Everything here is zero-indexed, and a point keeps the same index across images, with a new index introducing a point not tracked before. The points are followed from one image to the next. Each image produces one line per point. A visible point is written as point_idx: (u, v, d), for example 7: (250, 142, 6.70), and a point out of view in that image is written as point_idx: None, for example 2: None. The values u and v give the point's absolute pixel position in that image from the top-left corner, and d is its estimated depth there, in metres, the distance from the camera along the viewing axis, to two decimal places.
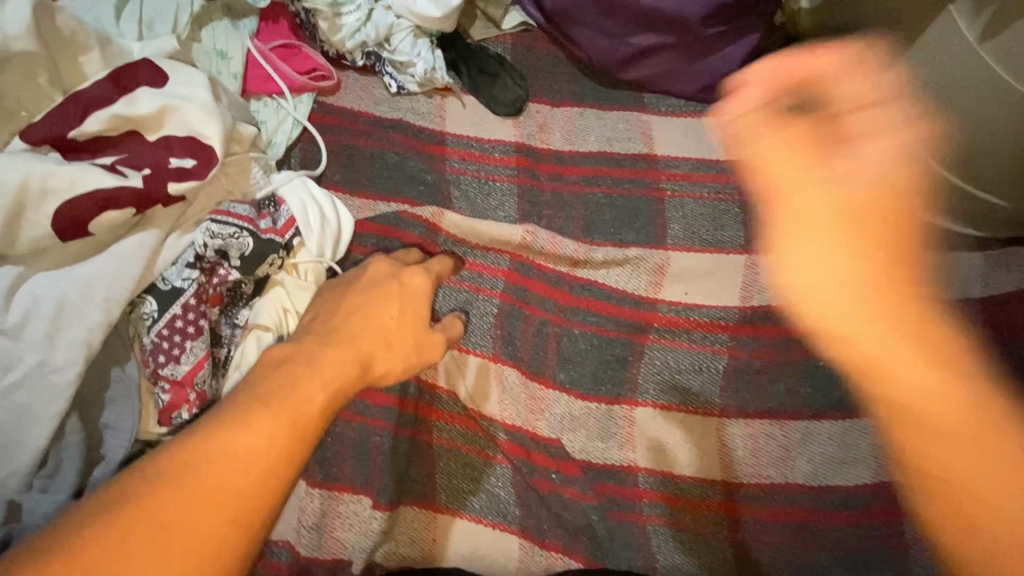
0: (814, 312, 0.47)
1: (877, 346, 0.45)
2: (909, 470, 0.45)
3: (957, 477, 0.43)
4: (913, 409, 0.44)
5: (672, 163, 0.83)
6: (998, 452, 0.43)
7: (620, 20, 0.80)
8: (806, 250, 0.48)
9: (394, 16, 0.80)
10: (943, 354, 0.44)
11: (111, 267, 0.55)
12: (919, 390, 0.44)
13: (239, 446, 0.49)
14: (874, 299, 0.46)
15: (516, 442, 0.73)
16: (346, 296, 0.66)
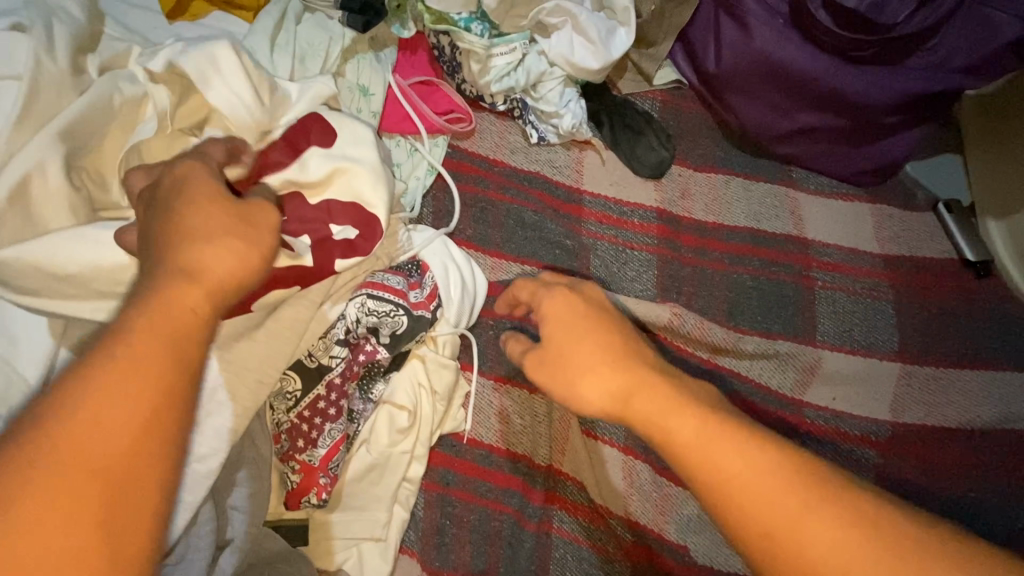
0: (653, 416, 0.39)
1: (686, 431, 0.37)
2: (750, 540, 0.33)
3: (789, 537, 0.32)
4: (746, 504, 0.33)
5: (822, 251, 0.78)
6: (868, 540, 0.31)
7: (792, 95, 0.74)
8: (592, 367, 0.44)
9: (547, 63, 0.74)
10: (692, 420, 0.38)
11: (264, 347, 0.51)
12: (735, 460, 0.35)
13: (94, 448, 0.28)
14: (663, 397, 0.40)
15: (639, 542, 0.67)
16: (199, 249, 0.36)
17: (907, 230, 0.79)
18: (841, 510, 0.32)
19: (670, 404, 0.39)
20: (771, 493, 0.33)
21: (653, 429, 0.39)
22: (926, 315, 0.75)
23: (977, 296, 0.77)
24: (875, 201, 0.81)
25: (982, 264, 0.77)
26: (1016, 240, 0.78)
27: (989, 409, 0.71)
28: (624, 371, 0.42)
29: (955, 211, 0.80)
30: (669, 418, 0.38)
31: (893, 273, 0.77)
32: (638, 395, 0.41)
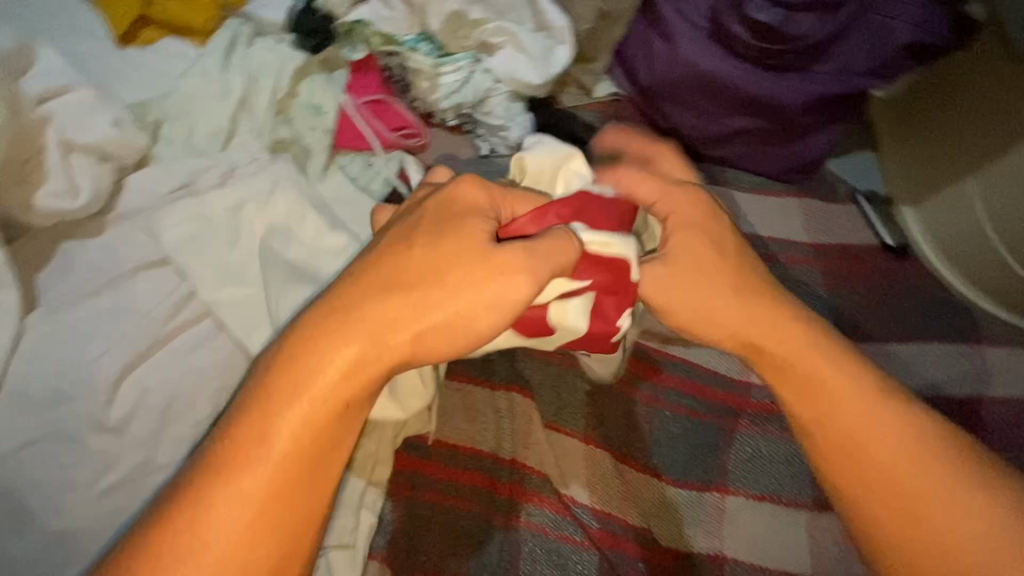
0: (787, 349, 0.56)
1: (842, 400, 0.54)
2: (848, 466, 0.53)
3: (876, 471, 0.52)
4: (880, 458, 0.52)
5: (759, 244, 0.84)
6: (936, 479, 0.50)
7: (717, 102, 0.81)
8: (731, 310, 0.56)
9: (493, 80, 0.78)
10: (840, 401, 0.54)
11: (223, 357, 0.51)
12: (868, 428, 0.53)
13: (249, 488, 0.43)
14: (805, 350, 0.55)
15: (605, 528, 0.69)
16: (462, 282, 0.47)
17: (831, 221, 0.87)
18: (967, 485, 0.49)
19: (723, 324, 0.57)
20: (935, 489, 0.50)
21: (789, 367, 0.56)
22: (857, 296, 0.81)
23: (897, 278, 0.83)
24: (801, 195, 0.89)
25: (898, 248, 0.85)
26: (928, 224, 0.86)
27: (914, 379, 0.77)
28: (749, 318, 0.56)
29: (873, 203, 0.89)
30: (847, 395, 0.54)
31: (823, 261, 0.83)
32: (685, 313, 0.57)
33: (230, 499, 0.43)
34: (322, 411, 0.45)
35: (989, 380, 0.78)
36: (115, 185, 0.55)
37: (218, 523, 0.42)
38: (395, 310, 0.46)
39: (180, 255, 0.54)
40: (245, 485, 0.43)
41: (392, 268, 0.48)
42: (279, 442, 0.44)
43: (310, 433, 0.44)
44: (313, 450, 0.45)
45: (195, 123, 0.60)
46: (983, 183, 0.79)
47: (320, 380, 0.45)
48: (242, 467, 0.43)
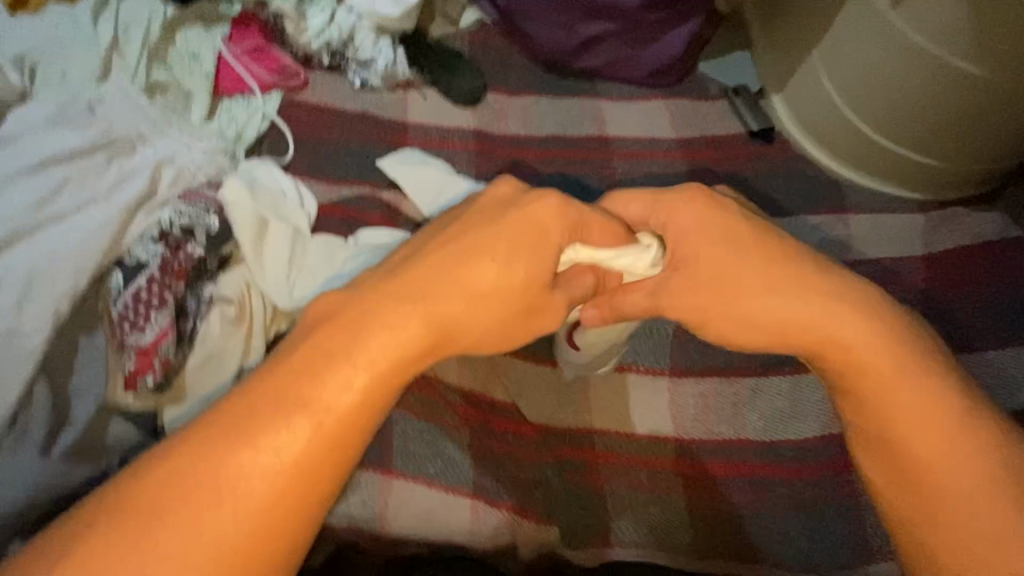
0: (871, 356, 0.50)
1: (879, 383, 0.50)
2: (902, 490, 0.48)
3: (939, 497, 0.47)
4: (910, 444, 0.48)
5: (621, 145, 0.88)
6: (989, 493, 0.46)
7: (568, 11, 0.88)
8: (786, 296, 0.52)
9: (355, 17, 0.87)
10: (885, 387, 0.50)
11: (78, 243, 0.60)
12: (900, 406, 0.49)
13: (284, 450, 0.40)
14: (900, 382, 0.50)
15: (472, 405, 0.75)
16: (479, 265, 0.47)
17: (698, 116, 0.90)
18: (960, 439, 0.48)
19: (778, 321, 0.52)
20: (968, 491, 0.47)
21: (836, 344, 0.51)
22: (717, 182, 0.85)
23: (764, 159, 0.87)
24: (671, 98, 0.92)
25: (763, 131, 0.88)
26: (792, 107, 0.88)
27: None
28: (796, 297, 0.52)
29: (743, 95, 0.91)
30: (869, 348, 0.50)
31: (687, 153, 0.87)
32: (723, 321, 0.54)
33: (291, 435, 0.40)
34: (372, 379, 0.42)
35: (851, 245, 0.80)
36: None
37: (213, 498, 0.38)
38: (512, 293, 0.48)
39: (49, 166, 0.63)
40: (288, 428, 0.40)
41: (413, 279, 0.46)
42: (268, 462, 0.39)
43: (363, 391, 0.42)
44: (326, 428, 0.41)
45: (68, 67, 0.70)
46: (825, 55, 0.81)
47: (397, 334, 0.44)
48: (229, 461, 0.39)
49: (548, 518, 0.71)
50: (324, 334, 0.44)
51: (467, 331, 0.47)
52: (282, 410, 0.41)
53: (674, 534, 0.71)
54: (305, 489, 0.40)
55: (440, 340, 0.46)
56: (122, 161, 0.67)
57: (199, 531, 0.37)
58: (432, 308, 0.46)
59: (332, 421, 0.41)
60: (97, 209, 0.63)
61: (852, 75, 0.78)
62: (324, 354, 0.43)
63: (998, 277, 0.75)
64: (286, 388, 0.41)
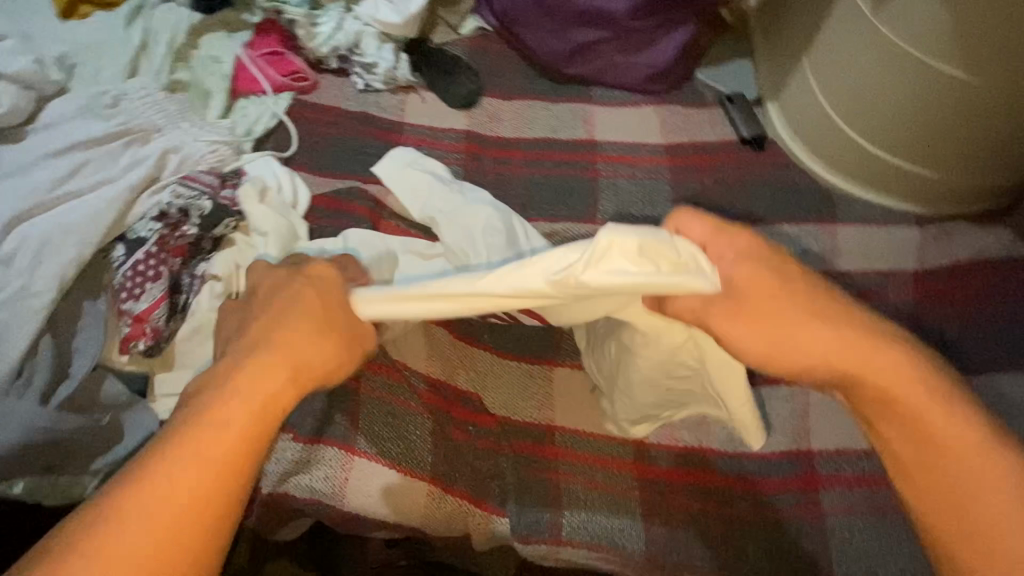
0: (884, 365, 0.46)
1: (903, 421, 0.45)
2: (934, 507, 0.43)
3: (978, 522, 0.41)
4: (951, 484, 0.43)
5: (609, 148, 0.89)
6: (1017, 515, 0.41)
7: (559, 19, 0.89)
8: (817, 333, 0.47)
9: (362, 25, 0.94)
10: (924, 433, 0.44)
11: (87, 216, 0.68)
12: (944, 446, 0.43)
13: (211, 441, 0.41)
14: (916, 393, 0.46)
15: (437, 392, 0.77)
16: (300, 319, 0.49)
17: (689, 123, 0.90)
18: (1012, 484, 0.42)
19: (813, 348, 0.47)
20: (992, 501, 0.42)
21: (874, 381, 0.46)
22: (703, 187, 0.84)
23: (753, 166, 0.85)
24: (663, 103, 0.93)
25: (755, 139, 0.86)
26: (786, 113, 0.86)
27: None
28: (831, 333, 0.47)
29: (737, 103, 0.90)
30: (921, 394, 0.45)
31: (673, 158, 0.87)
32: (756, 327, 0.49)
33: (156, 496, 0.38)
34: (241, 414, 0.42)
35: (836, 256, 0.77)
36: (35, 107, 0.74)
37: (117, 553, 0.36)
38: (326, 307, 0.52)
39: (72, 149, 0.72)
40: (163, 481, 0.38)
41: (270, 325, 0.48)
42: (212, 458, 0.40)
43: (240, 429, 0.42)
44: (206, 460, 0.40)
45: (101, 66, 0.79)
46: (816, 60, 0.79)
47: (301, 348, 0.48)
48: (174, 468, 0.39)
49: (501, 509, 0.73)
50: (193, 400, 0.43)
51: (311, 370, 0.47)
52: (153, 463, 0.39)
53: (628, 538, 0.70)
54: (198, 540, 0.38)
55: (291, 373, 0.46)
56: (137, 147, 0.75)
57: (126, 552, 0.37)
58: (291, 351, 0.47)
59: (226, 460, 0.41)
60: (108, 188, 0.70)
61: (841, 81, 0.76)
62: (176, 426, 0.42)
63: (995, 298, 0.71)
64: (160, 455, 0.40)
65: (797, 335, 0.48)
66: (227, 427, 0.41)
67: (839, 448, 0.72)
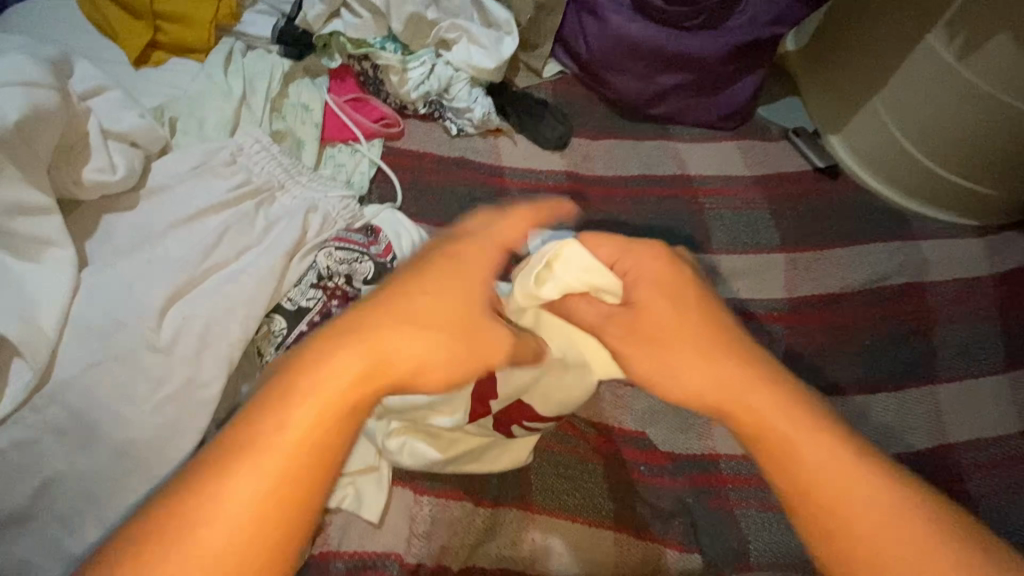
0: (762, 411, 0.44)
1: (814, 450, 0.43)
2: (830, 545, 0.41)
3: (846, 526, 0.41)
4: (854, 528, 0.41)
5: (703, 182, 0.95)
6: (881, 518, 0.41)
7: (650, 62, 0.95)
8: (694, 366, 0.47)
9: (453, 70, 0.92)
10: (826, 461, 0.42)
11: (249, 290, 0.60)
12: (858, 505, 0.41)
13: (265, 450, 0.36)
14: (786, 418, 0.44)
15: (604, 436, 0.77)
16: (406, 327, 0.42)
17: (768, 155, 0.98)
18: (959, 551, 0.39)
19: (705, 356, 0.47)
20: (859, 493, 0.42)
21: (749, 416, 0.45)
22: (798, 214, 0.92)
23: (834, 192, 0.95)
24: (741, 138, 1.00)
25: (829, 168, 0.96)
26: (852, 144, 0.97)
27: (865, 272, 0.87)
28: (704, 356, 0.47)
29: (803, 135, 0.99)
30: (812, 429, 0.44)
31: (765, 188, 0.94)
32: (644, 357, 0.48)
33: (235, 507, 0.35)
34: (292, 432, 0.37)
35: (926, 268, 0.87)
36: (143, 167, 0.64)
37: (187, 542, 0.34)
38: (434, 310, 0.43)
39: (204, 215, 0.63)
40: (230, 480, 0.36)
41: (374, 309, 0.42)
42: (246, 489, 0.35)
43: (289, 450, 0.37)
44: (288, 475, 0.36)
45: (204, 118, 0.72)
46: (888, 99, 0.91)
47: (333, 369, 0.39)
48: (232, 464, 0.36)
49: (691, 544, 0.71)
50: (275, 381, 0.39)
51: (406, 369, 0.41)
52: (231, 456, 0.36)
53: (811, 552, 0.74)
54: (253, 544, 0.35)
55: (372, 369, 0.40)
56: (268, 208, 0.68)
57: (180, 552, 0.34)
58: (367, 340, 0.40)
59: (284, 474, 0.36)
60: (260, 252, 0.63)
61: (918, 116, 0.88)
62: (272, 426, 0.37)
63: None
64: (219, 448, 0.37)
65: (680, 364, 0.47)
66: (296, 424, 0.37)
67: (976, 438, 0.77)
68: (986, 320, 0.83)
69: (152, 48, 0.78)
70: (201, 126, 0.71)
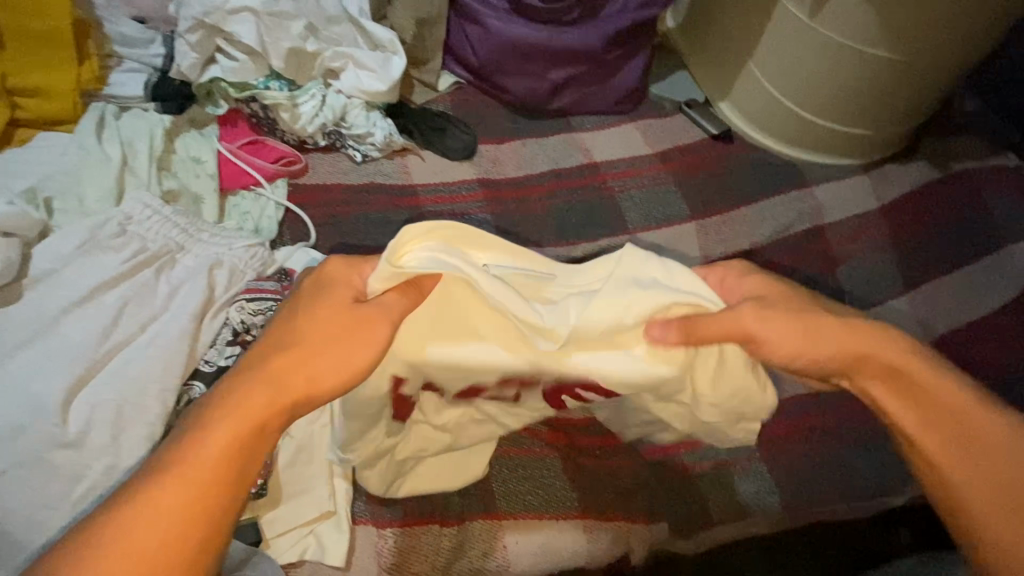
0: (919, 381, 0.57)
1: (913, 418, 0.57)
2: (964, 493, 0.54)
3: (952, 479, 0.55)
4: (952, 475, 0.55)
5: (611, 167, 0.98)
6: (970, 470, 0.54)
7: (537, 61, 0.97)
8: (802, 340, 0.58)
9: (346, 97, 0.91)
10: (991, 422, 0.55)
11: (159, 362, 0.58)
12: (965, 462, 0.55)
13: (205, 458, 0.47)
14: (947, 389, 0.57)
15: (557, 431, 0.78)
16: (308, 318, 0.53)
17: (665, 132, 1.02)
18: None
19: (809, 335, 0.58)
20: (969, 446, 0.55)
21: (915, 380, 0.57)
22: (701, 181, 0.96)
23: (731, 156, 1.00)
24: (637, 119, 1.04)
25: (722, 133, 1.01)
26: (738, 108, 1.03)
27: (770, 226, 0.92)
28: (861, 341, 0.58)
29: (695, 107, 1.04)
30: (924, 371, 0.57)
31: (668, 163, 0.98)
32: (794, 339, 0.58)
33: (174, 503, 0.46)
34: (229, 433, 0.48)
35: (822, 210, 0.94)
36: (22, 256, 0.61)
37: (135, 536, 0.44)
38: (344, 307, 0.53)
39: (99, 292, 0.60)
40: (159, 489, 0.46)
41: (290, 327, 0.53)
42: (179, 490, 0.46)
43: (228, 446, 0.48)
44: (216, 478, 0.47)
45: (84, 193, 0.69)
46: (761, 62, 0.97)
47: (251, 394, 0.50)
48: (173, 475, 0.47)
49: (654, 515, 0.75)
50: (199, 405, 0.51)
51: (323, 369, 0.52)
52: (166, 473, 0.47)
53: (769, 497, 0.77)
54: (173, 554, 0.45)
55: (277, 390, 0.50)
56: (170, 272, 0.65)
57: (143, 540, 0.44)
58: (263, 370, 0.51)
59: (199, 495, 0.46)
60: (169, 319, 0.61)
61: (790, 74, 0.94)
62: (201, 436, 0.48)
63: (926, 215, 0.93)
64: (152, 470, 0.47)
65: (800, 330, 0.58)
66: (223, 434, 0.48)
67: None
68: (881, 251, 0.90)
69: (14, 126, 0.74)
70: (84, 201, 0.69)
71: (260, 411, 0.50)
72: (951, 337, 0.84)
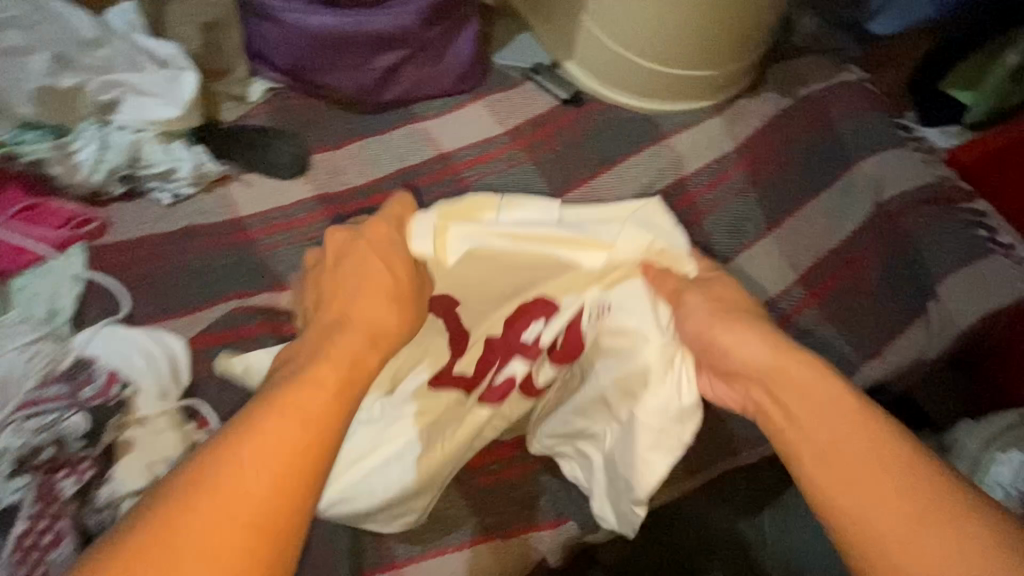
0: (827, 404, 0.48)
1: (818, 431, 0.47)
2: (879, 539, 0.42)
3: (867, 517, 0.42)
4: (864, 508, 0.43)
5: (462, 156, 0.90)
6: (887, 506, 0.42)
7: (354, 51, 0.86)
8: (741, 342, 0.54)
9: (133, 133, 0.79)
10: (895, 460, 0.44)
11: None
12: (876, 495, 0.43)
13: (271, 440, 0.40)
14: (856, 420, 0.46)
15: None
16: (356, 308, 0.53)
17: (514, 105, 0.95)
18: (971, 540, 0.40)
19: (738, 353, 0.54)
20: (878, 477, 0.44)
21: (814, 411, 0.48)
22: (557, 154, 0.91)
23: (586, 119, 0.95)
24: (482, 96, 0.96)
25: (572, 97, 0.95)
26: (583, 66, 0.97)
27: (632, 188, 0.89)
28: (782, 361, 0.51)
29: (542, 73, 0.97)
30: (836, 396, 0.48)
31: (520, 140, 0.91)
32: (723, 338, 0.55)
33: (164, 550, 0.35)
34: (289, 433, 0.41)
35: (681, 162, 0.91)
36: None
37: None
38: (390, 280, 0.55)
39: None
40: (235, 468, 0.38)
41: (340, 290, 0.54)
42: (259, 471, 0.39)
43: (301, 439, 0.41)
44: (289, 470, 0.39)
45: None
46: (593, 15, 0.93)
47: (349, 345, 0.49)
48: (233, 459, 0.39)
49: (561, 517, 0.73)
50: (203, 449, 0.40)
51: (385, 341, 0.52)
52: (192, 493, 0.37)
53: (671, 466, 0.76)
54: (265, 539, 0.37)
55: (350, 369, 0.47)
56: None
57: (185, 540, 0.36)
58: (330, 347, 0.48)
59: (291, 474, 0.39)
60: None
61: (624, 23, 0.91)
62: (266, 416, 0.41)
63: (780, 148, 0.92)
64: (206, 456, 0.39)
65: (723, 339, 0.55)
66: (322, 390, 0.44)
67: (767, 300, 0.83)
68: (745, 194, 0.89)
69: None
70: None
71: (348, 381, 0.46)
72: (814, 267, 0.86)
